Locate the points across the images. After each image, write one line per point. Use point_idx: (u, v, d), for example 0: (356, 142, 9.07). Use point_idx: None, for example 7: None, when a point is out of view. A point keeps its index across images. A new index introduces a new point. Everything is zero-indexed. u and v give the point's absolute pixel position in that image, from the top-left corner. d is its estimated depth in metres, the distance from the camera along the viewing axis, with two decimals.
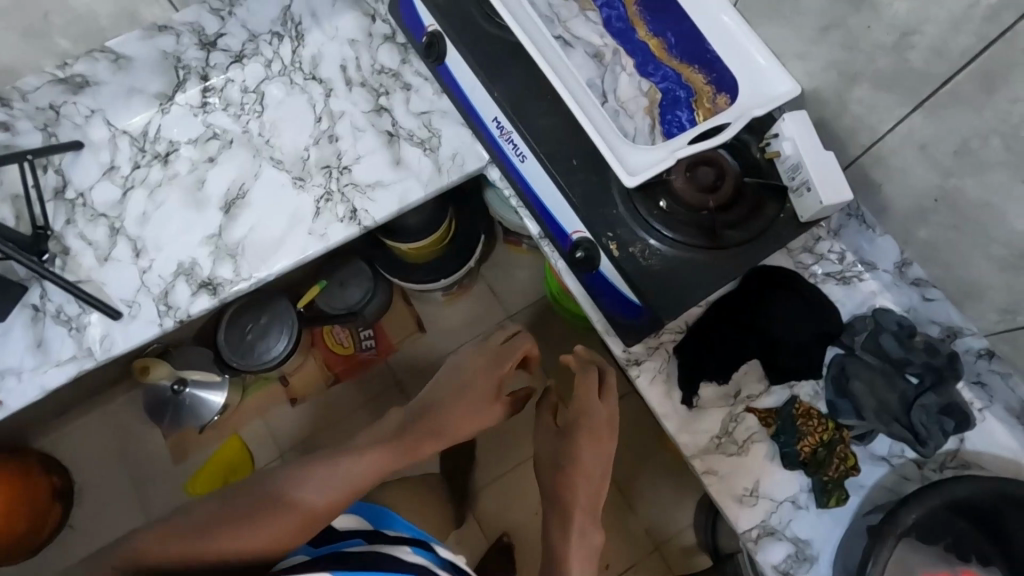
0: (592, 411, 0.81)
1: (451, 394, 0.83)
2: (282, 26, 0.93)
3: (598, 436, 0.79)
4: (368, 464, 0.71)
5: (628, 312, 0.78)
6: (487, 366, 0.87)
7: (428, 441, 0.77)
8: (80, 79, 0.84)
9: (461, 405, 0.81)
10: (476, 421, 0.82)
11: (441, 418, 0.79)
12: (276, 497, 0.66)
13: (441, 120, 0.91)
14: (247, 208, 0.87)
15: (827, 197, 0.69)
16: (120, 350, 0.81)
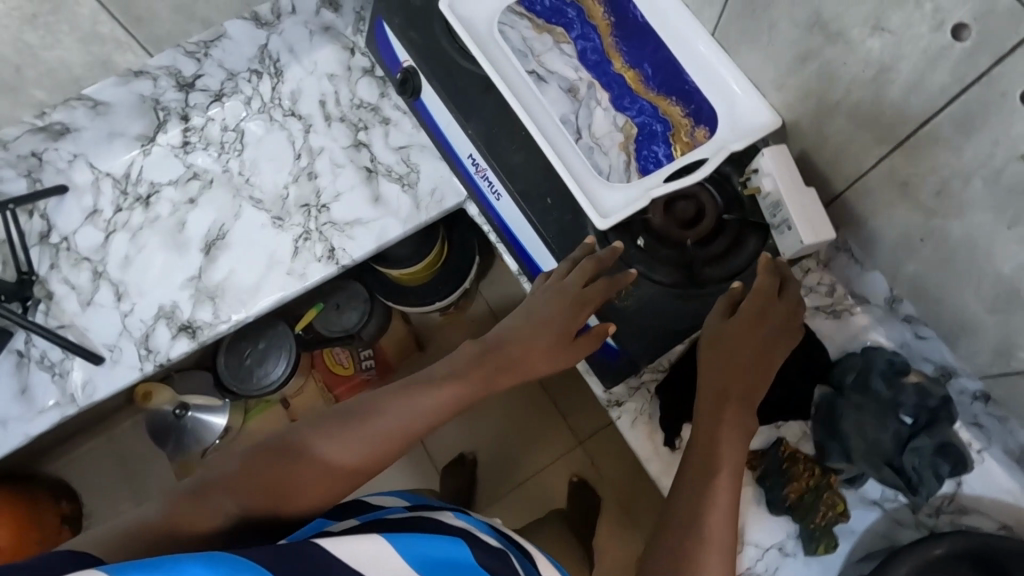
0: (780, 303, 0.67)
1: (529, 330, 0.70)
2: (259, 63, 0.92)
3: (771, 327, 0.66)
4: (431, 406, 0.63)
5: (607, 353, 0.76)
6: (569, 300, 0.69)
7: (492, 384, 0.68)
8: (59, 127, 0.84)
9: (540, 346, 0.69)
10: (555, 361, 0.70)
11: (519, 353, 0.69)
12: (331, 438, 0.58)
13: (419, 154, 0.90)
14: (227, 250, 0.87)
15: (809, 238, 0.67)
16: (103, 394, 0.82)
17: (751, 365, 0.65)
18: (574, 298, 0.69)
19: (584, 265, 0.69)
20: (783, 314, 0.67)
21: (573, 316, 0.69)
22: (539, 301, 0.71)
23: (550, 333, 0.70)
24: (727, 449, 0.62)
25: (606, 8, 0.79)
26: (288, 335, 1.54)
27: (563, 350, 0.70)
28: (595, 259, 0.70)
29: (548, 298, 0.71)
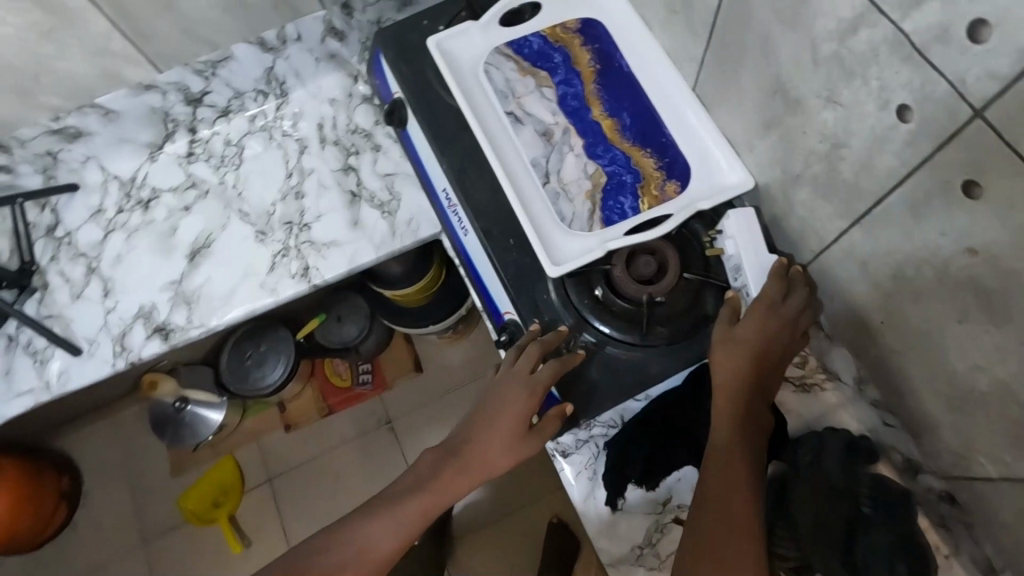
0: (788, 305, 0.64)
1: (485, 426, 0.69)
2: (266, 84, 0.97)
3: (780, 333, 0.63)
4: (407, 516, 0.66)
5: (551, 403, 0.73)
6: (517, 390, 0.68)
7: (459, 484, 0.68)
8: (73, 130, 0.89)
9: (496, 440, 0.68)
10: (516, 452, 0.68)
11: (481, 452, 0.69)
12: (321, 561, 0.64)
13: (403, 183, 0.92)
14: (209, 258, 0.90)
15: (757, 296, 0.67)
16: (77, 385, 0.86)
17: (759, 370, 0.62)
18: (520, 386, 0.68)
19: (530, 350, 0.69)
20: (787, 315, 0.64)
21: (528, 408, 0.68)
22: (492, 395, 0.70)
23: (504, 425, 0.68)
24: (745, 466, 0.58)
25: (591, 57, 0.80)
26: (289, 341, 1.58)
27: (519, 444, 0.68)
28: (545, 342, 0.69)
29: (500, 390, 0.70)
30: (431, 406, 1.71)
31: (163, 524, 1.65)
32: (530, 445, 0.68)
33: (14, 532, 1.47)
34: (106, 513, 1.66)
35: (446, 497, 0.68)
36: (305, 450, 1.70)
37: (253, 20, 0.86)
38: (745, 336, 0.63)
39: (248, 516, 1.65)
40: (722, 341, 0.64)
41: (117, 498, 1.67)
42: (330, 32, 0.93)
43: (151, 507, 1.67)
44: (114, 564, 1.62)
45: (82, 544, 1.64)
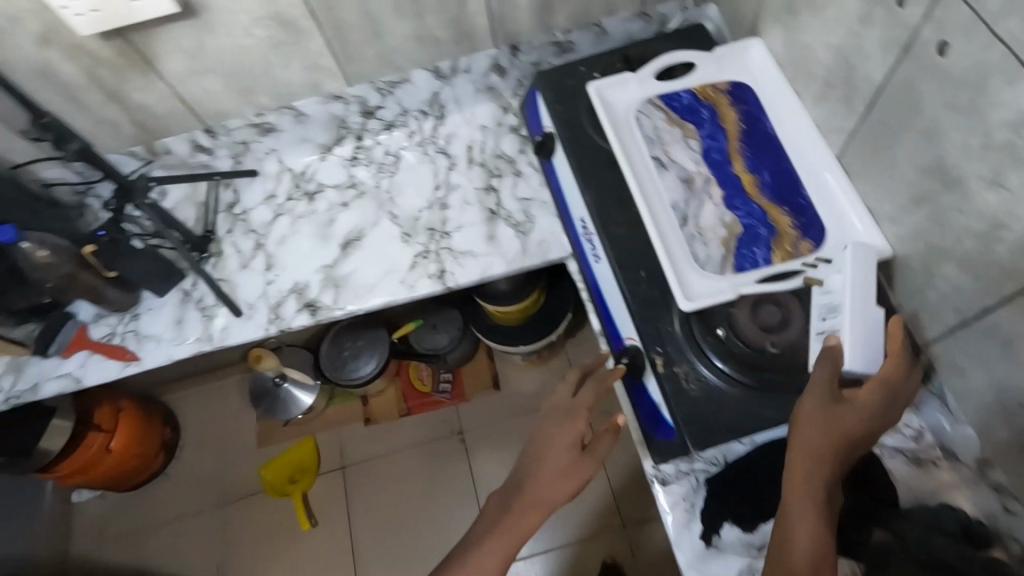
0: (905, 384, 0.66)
1: (539, 457, 0.76)
2: (429, 106, 1.09)
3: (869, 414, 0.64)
4: (487, 557, 0.70)
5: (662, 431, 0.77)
6: (563, 416, 0.78)
7: (530, 516, 0.72)
8: (268, 126, 1.04)
9: (551, 462, 0.75)
10: (572, 471, 0.74)
11: (545, 480, 0.74)
12: None
13: (539, 209, 1.00)
14: (359, 250, 1.02)
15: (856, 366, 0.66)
16: (235, 340, 0.97)
17: (849, 450, 0.64)
18: (565, 411, 0.79)
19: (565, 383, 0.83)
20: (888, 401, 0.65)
21: (575, 431, 0.76)
22: (541, 430, 0.79)
23: (559, 449, 0.75)
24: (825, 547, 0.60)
25: (738, 117, 0.87)
26: (385, 339, 1.71)
27: (576, 465, 0.74)
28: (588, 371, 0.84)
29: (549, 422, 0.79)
30: (503, 424, 1.76)
31: (241, 489, 1.77)
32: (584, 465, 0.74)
33: (122, 469, 1.67)
34: (195, 469, 1.81)
35: (519, 531, 0.72)
36: (376, 448, 1.78)
37: (436, 51, 0.99)
38: (844, 418, 0.63)
39: (318, 497, 1.75)
40: (819, 416, 0.63)
41: (208, 456, 1.82)
42: (494, 68, 1.04)
43: (234, 472, 1.80)
44: (193, 517, 1.75)
45: (169, 493, 1.79)
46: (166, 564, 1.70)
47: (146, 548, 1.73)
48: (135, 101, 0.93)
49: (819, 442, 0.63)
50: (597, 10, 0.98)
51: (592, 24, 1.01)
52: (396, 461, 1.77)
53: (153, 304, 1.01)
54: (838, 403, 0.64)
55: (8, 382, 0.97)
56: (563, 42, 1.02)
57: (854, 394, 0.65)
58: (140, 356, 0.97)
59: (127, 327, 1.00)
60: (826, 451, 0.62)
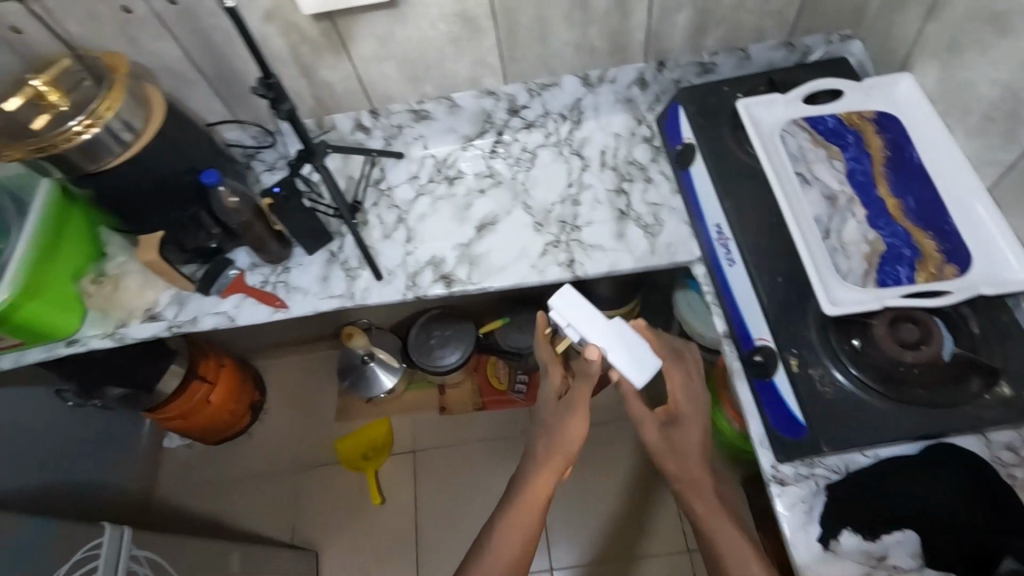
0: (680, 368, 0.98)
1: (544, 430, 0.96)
2: (569, 111, 1.17)
3: (688, 402, 0.96)
4: (522, 514, 0.87)
5: (788, 431, 0.80)
6: (547, 384, 1.00)
7: (550, 468, 0.91)
8: (424, 113, 1.14)
9: (554, 423, 0.95)
10: (565, 417, 0.94)
11: (552, 434, 0.94)
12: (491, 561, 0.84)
13: (668, 214, 1.06)
14: (494, 233, 1.09)
15: (639, 374, 0.89)
16: (377, 301, 1.06)
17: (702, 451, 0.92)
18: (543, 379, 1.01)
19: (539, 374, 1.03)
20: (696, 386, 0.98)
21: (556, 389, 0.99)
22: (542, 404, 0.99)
23: (554, 408, 0.97)
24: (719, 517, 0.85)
25: (884, 144, 0.91)
26: (472, 333, 1.78)
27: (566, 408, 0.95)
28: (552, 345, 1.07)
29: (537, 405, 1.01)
30: None
31: (315, 458, 1.86)
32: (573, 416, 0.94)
33: (215, 421, 1.78)
34: (276, 433, 1.91)
35: (548, 474, 0.91)
36: (446, 437, 1.84)
37: (589, 59, 1.07)
38: (684, 415, 0.95)
39: (390, 475, 1.82)
40: (663, 444, 0.92)
41: (289, 422, 1.92)
42: (638, 80, 1.11)
43: (313, 441, 1.89)
44: (269, 477, 1.84)
45: (249, 451, 1.89)
46: (241, 519, 1.79)
47: (224, 501, 1.82)
48: (320, 78, 1.05)
49: (679, 454, 0.91)
50: (747, 35, 1.05)
51: (737, 49, 1.07)
52: (456, 446, 1.83)
53: (302, 260, 1.11)
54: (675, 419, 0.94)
55: (172, 312, 1.08)
56: (708, 62, 1.09)
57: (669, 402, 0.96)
58: (288, 304, 1.07)
59: (279, 277, 1.10)
60: (690, 470, 0.90)
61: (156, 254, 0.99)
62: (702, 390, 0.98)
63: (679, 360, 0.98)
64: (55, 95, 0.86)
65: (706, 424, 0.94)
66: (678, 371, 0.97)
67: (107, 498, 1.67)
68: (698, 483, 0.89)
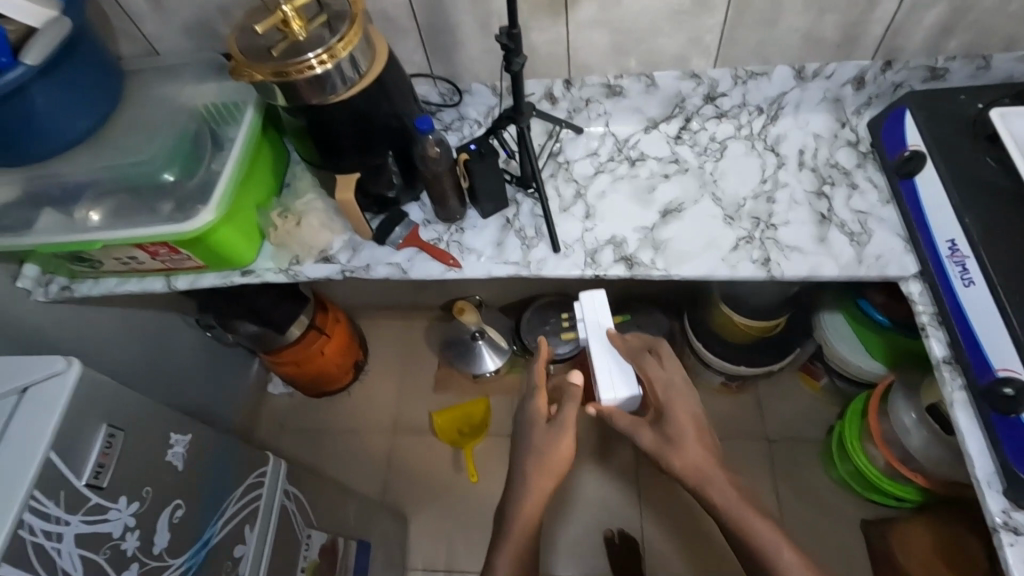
0: (669, 361, 0.90)
1: (528, 453, 0.90)
2: (768, 105, 1.11)
3: (680, 397, 0.87)
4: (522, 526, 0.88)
5: (1003, 429, 0.77)
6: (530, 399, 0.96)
7: (548, 481, 0.89)
8: (619, 89, 1.11)
9: (541, 447, 0.90)
10: (554, 441, 0.90)
11: (542, 451, 0.90)
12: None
13: (877, 224, 0.98)
14: (679, 220, 1.04)
15: (611, 384, 0.89)
16: (561, 272, 1.03)
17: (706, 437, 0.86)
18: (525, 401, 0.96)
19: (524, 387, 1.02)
20: (679, 382, 0.88)
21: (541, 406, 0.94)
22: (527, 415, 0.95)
23: (539, 430, 0.92)
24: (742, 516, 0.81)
25: None
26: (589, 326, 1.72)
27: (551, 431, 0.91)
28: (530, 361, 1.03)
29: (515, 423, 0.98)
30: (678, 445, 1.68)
31: (412, 424, 1.86)
32: (563, 437, 0.90)
33: (321, 372, 1.78)
34: (375, 399, 1.91)
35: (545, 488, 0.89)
36: None
37: (812, 50, 1.01)
38: (675, 411, 0.86)
39: (483, 455, 1.80)
40: (664, 442, 0.85)
41: (388, 386, 1.92)
42: (855, 79, 1.04)
43: (407, 409, 1.88)
44: (362, 438, 1.85)
45: (347, 411, 1.90)
46: (335, 474, 1.81)
47: (320, 453, 1.84)
48: (528, 38, 1.03)
49: (688, 452, 0.84)
50: (995, 43, 0.96)
51: (979, 56, 0.99)
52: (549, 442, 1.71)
53: (478, 224, 1.10)
54: (668, 411, 0.87)
55: (345, 257, 1.08)
56: (940, 68, 1.01)
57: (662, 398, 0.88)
58: (462, 264, 1.05)
59: (453, 237, 1.09)
60: (703, 465, 0.83)
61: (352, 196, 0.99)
62: (680, 378, 0.89)
63: (648, 356, 0.89)
64: (298, 23, 0.85)
65: (694, 410, 0.87)
66: (651, 363, 0.88)
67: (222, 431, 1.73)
68: (711, 485, 0.83)
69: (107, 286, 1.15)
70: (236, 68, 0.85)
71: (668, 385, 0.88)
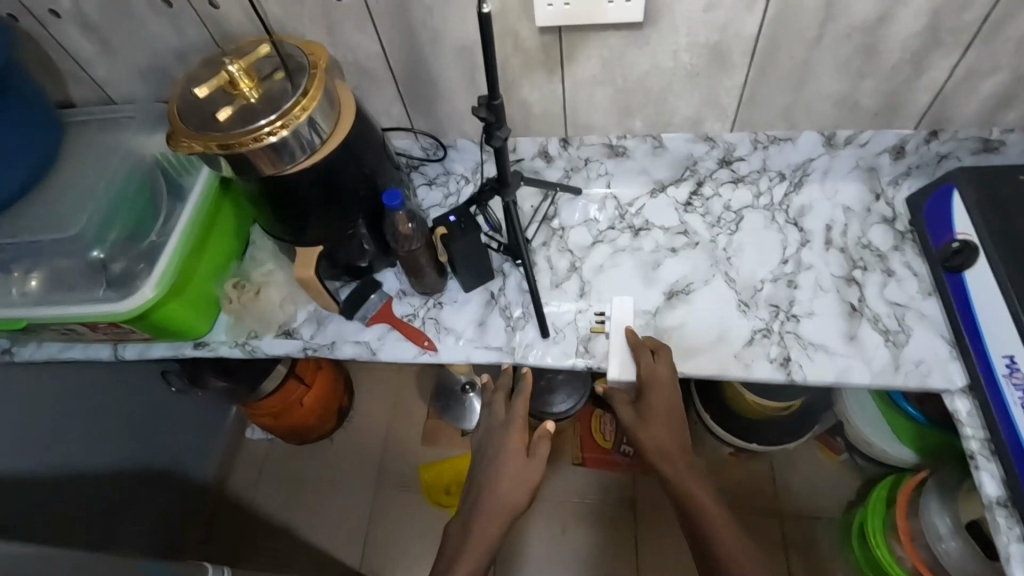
0: (664, 352, 0.85)
1: (500, 457, 0.87)
2: (792, 171, 0.97)
3: (659, 390, 0.82)
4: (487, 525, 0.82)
5: (1018, 459, 0.72)
6: (505, 424, 0.91)
7: (518, 481, 0.85)
8: (622, 150, 0.98)
9: (513, 458, 0.87)
10: (525, 471, 0.86)
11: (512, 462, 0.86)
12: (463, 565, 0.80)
13: (916, 320, 0.85)
14: (686, 304, 0.92)
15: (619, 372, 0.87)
16: (547, 363, 0.90)
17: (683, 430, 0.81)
18: (506, 421, 0.91)
19: (500, 397, 0.94)
20: (663, 372, 0.82)
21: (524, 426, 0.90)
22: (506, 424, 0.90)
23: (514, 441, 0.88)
24: (710, 513, 0.75)
25: None
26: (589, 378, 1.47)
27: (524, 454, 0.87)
28: (503, 390, 0.96)
29: (489, 436, 0.92)
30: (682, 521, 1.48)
31: (397, 478, 1.70)
32: (539, 454, 0.88)
33: (302, 423, 1.65)
34: (355, 450, 1.74)
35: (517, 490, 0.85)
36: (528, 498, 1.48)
37: (847, 116, 0.87)
38: (650, 404, 0.82)
39: None
40: (642, 423, 0.81)
41: (370, 435, 1.76)
42: (894, 149, 0.91)
43: (392, 462, 1.72)
44: (342, 493, 1.68)
45: (326, 461, 1.73)
46: (309, 531, 1.64)
47: (299, 507, 1.67)
48: (520, 95, 0.90)
49: (663, 438, 0.79)
50: None
51: None
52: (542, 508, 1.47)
53: (458, 298, 0.98)
54: (649, 398, 0.82)
55: (308, 332, 0.96)
56: (994, 140, 0.87)
57: (645, 382, 0.83)
58: (437, 347, 0.93)
59: (429, 312, 0.97)
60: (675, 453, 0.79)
61: (313, 273, 0.89)
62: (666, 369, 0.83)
63: (643, 346, 0.85)
64: (248, 83, 0.75)
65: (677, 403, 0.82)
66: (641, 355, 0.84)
67: (185, 481, 1.61)
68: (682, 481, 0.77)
69: (50, 352, 1.04)
70: (174, 136, 0.73)
71: (649, 375, 0.83)
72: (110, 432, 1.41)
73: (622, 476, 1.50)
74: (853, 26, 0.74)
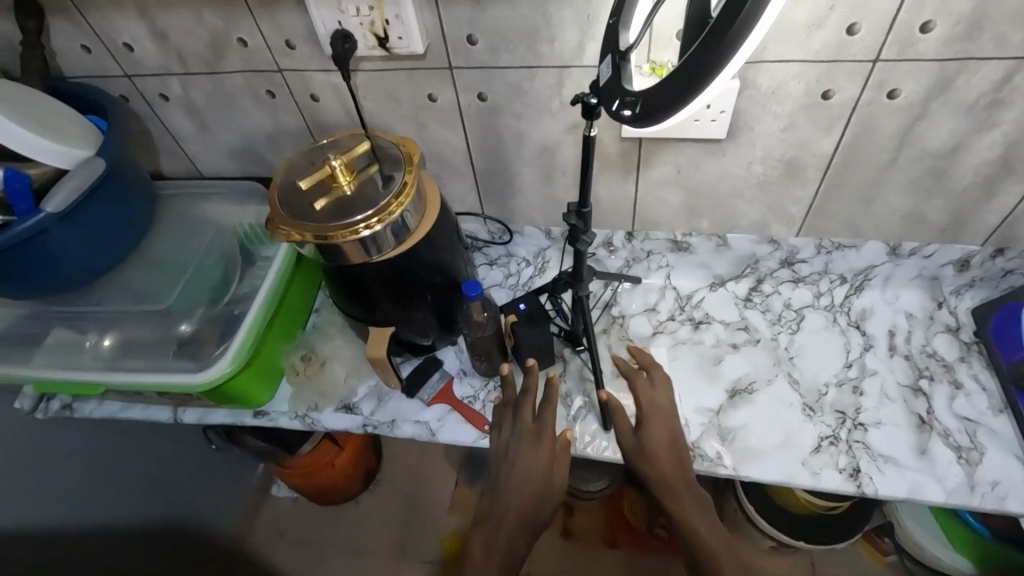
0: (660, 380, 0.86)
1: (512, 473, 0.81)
2: (853, 275, 0.99)
3: (657, 417, 0.83)
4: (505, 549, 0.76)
5: None
6: (525, 441, 0.83)
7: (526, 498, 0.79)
8: (686, 245, 1.01)
9: (523, 472, 0.80)
10: (534, 479, 0.80)
11: (517, 474, 0.80)
12: None
13: (988, 437, 0.84)
14: (750, 404, 0.91)
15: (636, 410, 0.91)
16: (606, 456, 0.89)
17: (679, 452, 0.81)
18: (528, 435, 0.83)
19: (528, 404, 0.85)
20: (660, 399, 0.84)
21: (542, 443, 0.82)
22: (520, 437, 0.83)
23: (532, 460, 0.81)
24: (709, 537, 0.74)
25: None
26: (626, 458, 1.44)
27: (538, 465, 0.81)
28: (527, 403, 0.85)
29: (509, 449, 0.83)
30: None
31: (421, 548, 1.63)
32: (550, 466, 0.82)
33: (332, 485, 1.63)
34: (379, 515, 1.70)
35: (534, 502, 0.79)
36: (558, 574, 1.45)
37: (912, 229, 0.90)
38: (650, 430, 0.82)
39: None
40: (642, 442, 0.81)
41: (396, 502, 1.72)
42: (958, 262, 0.92)
43: (415, 531, 1.66)
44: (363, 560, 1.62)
45: (349, 524, 1.69)
46: None
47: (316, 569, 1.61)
48: (593, 191, 0.94)
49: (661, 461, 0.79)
50: None
51: None
52: None
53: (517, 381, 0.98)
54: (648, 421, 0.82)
55: (368, 408, 0.97)
56: None
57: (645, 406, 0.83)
58: None
59: (489, 396, 0.97)
60: (674, 482, 0.79)
61: (384, 353, 0.90)
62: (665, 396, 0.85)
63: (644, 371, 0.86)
64: (347, 177, 0.79)
65: (673, 429, 0.82)
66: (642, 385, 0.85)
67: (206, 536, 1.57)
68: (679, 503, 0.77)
69: (110, 410, 1.04)
70: (273, 222, 0.77)
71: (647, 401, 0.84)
72: (119, 483, 1.35)
73: (656, 559, 1.44)
74: (927, 152, 0.78)
